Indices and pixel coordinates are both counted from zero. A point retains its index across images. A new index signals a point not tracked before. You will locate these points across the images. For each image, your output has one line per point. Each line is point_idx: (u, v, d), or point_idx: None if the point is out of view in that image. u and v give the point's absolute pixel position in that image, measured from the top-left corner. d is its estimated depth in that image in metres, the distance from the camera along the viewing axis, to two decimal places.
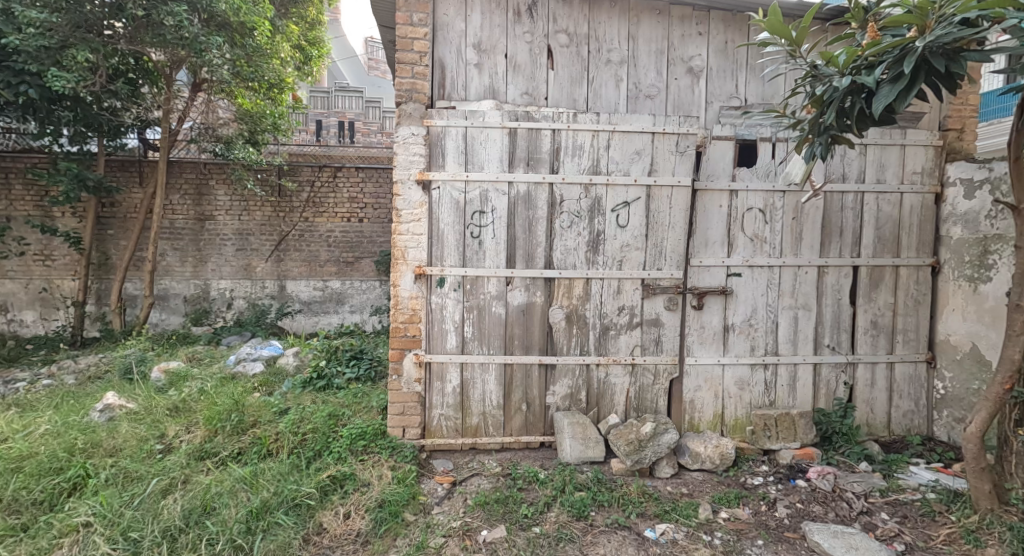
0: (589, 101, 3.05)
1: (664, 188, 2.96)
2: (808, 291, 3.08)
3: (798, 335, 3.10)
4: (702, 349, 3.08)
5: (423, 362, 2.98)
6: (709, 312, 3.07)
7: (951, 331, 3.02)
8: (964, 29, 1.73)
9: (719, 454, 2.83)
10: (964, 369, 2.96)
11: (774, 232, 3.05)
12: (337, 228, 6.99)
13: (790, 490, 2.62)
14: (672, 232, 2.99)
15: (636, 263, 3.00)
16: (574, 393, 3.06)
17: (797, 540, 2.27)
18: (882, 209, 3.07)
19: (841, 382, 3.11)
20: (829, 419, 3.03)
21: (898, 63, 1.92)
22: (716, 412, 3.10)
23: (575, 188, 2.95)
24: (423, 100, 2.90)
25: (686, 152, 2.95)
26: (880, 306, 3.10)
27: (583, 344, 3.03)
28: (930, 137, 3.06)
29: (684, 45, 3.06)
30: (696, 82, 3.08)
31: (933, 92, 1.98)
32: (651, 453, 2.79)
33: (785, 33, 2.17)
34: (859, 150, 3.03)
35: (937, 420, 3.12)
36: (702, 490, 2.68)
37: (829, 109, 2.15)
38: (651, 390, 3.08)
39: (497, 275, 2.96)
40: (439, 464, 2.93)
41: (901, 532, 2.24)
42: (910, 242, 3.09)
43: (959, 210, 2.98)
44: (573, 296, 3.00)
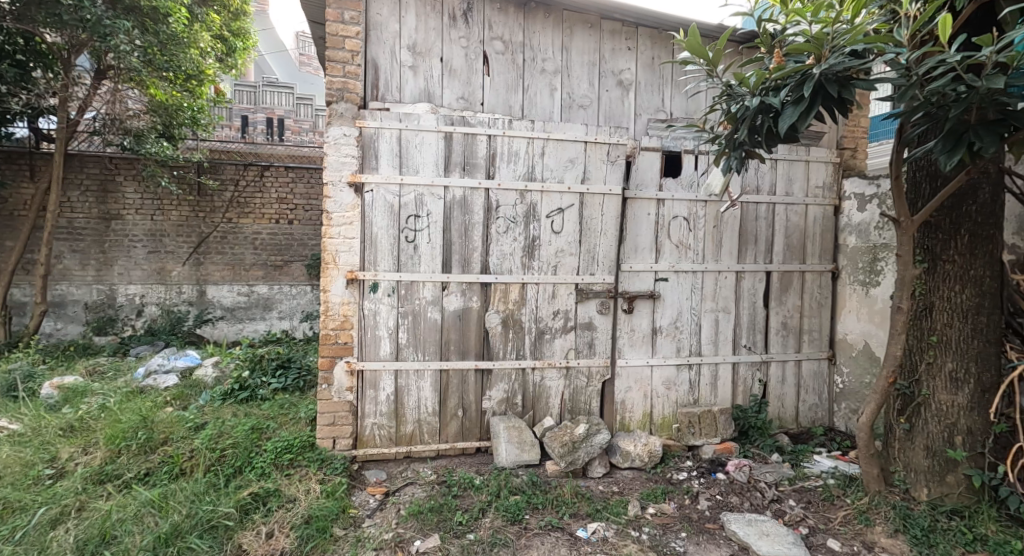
0: (524, 108, 3.10)
1: (597, 196, 3.06)
2: (728, 295, 3.29)
3: (718, 336, 3.30)
4: (632, 351, 3.20)
5: (355, 370, 2.88)
6: (639, 316, 3.20)
7: (848, 330, 3.34)
8: (853, 60, 1.92)
9: (647, 452, 2.97)
10: (859, 365, 3.27)
11: (697, 239, 3.24)
12: (264, 230, 6.62)
13: (711, 482, 2.78)
14: (604, 238, 3.09)
15: (570, 269, 3.08)
16: (509, 397, 3.08)
17: (716, 531, 2.40)
18: (791, 219, 3.34)
19: (756, 380, 3.35)
20: (746, 414, 3.26)
21: (800, 87, 2.09)
22: (645, 412, 3.23)
23: (510, 195, 2.98)
24: (356, 100, 2.82)
25: (617, 161, 3.07)
26: (790, 308, 3.37)
27: (519, 348, 3.06)
28: (830, 155, 3.37)
29: (614, 58, 3.18)
30: (625, 95, 3.22)
31: (828, 115, 2.17)
32: (585, 453, 2.87)
33: (703, 53, 2.26)
34: (770, 164, 3.29)
35: (837, 412, 3.43)
36: (632, 487, 2.79)
37: (742, 126, 2.30)
38: (584, 392, 3.16)
39: (433, 280, 2.93)
40: (372, 475, 2.84)
41: (806, 517, 2.42)
42: (814, 250, 3.40)
43: (854, 221, 3.30)
44: (509, 300, 3.03)
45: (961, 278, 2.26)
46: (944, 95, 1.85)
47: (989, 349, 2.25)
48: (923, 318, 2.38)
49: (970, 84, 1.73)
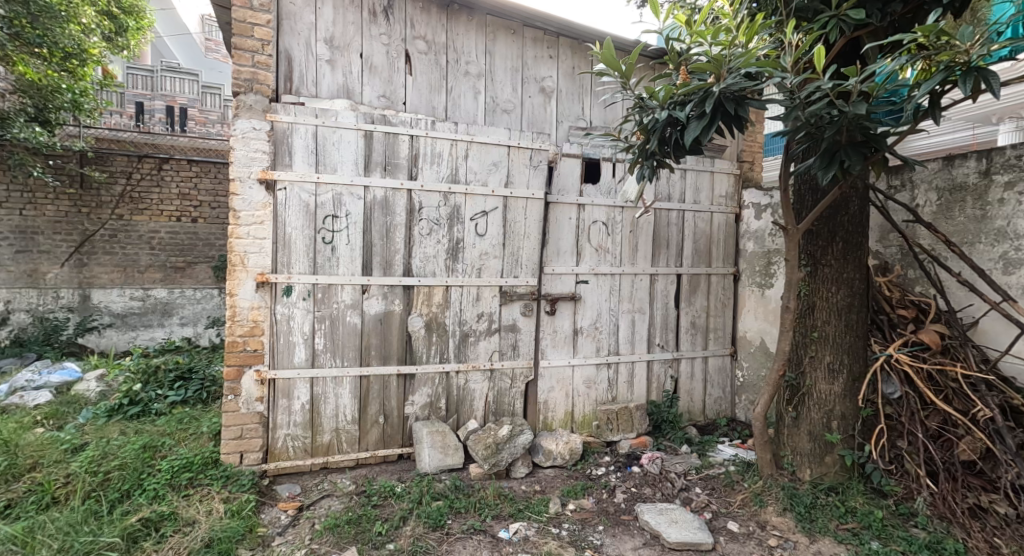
0: (447, 109, 3.08)
1: (520, 200, 3.11)
2: (643, 296, 3.47)
3: (634, 335, 3.47)
4: (555, 351, 3.28)
5: (266, 379, 2.70)
6: (561, 317, 3.29)
7: (748, 328, 3.64)
8: (746, 81, 2.10)
9: (568, 450, 3.06)
10: (756, 359, 3.58)
11: (615, 243, 3.39)
12: (162, 228, 6.04)
13: (627, 476, 2.92)
14: (527, 241, 3.14)
15: (494, 271, 3.09)
16: (433, 402, 3.03)
17: (631, 521, 2.51)
18: (698, 225, 3.59)
19: (668, 376, 3.56)
20: (660, 409, 3.45)
21: (702, 103, 2.26)
22: (566, 411, 3.32)
23: (434, 196, 2.95)
24: (267, 92, 2.66)
25: (539, 166, 3.14)
26: (698, 308, 3.63)
27: (442, 352, 3.03)
28: (731, 167, 3.67)
29: (537, 65, 3.26)
30: (547, 102, 3.30)
31: (728, 130, 2.35)
32: (508, 454, 2.90)
33: (617, 66, 2.36)
34: (680, 173, 3.51)
35: (739, 403, 3.72)
36: (553, 485, 2.85)
37: (652, 137, 2.45)
38: (508, 393, 3.19)
39: (352, 282, 2.82)
40: (284, 490, 2.67)
41: (710, 502, 2.61)
42: (719, 254, 3.67)
43: (752, 228, 3.61)
44: (432, 303, 2.98)
45: (837, 280, 2.54)
46: (820, 117, 2.07)
47: (859, 343, 2.55)
48: (808, 316, 2.65)
49: (842, 108, 1.96)
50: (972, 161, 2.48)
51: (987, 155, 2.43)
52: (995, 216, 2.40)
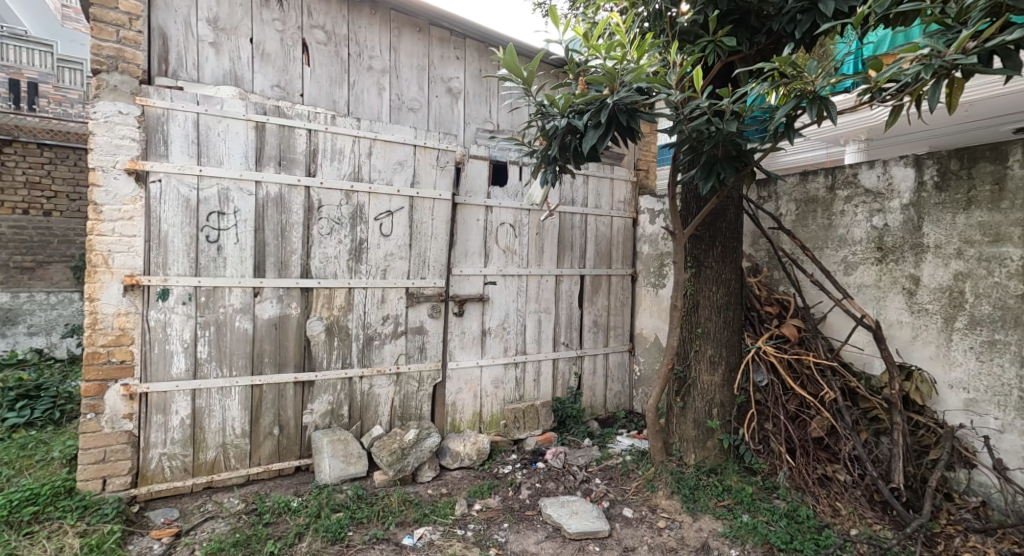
0: (350, 104, 2.96)
1: (427, 201, 3.07)
2: (549, 297, 3.59)
3: (540, 335, 3.57)
4: (463, 353, 3.28)
5: (136, 394, 2.41)
6: (469, 318, 3.29)
7: (644, 326, 3.90)
8: (637, 95, 2.25)
9: (475, 450, 3.08)
10: (651, 354, 3.84)
11: (522, 245, 3.46)
12: (3, 222, 5.21)
13: (531, 472, 3.00)
14: (434, 242, 3.11)
15: (400, 272, 3.02)
16: (334, 409, 2.89)
17: (534, 516, 2.58)
18: (600, 229, 3.79)
19: (572, 373, 3.71)
20: (564, 405, 3.59)
21: (599, 114, 2.38)
22: (474, 411, 3.33)
23: (335, 194, 2.81)
24: (136, 73, 2.38)
25: (446, 167, 3.12)
26: (599, 307, 3.82)
27: (344, 356, 2.90)
28: (628, 175, 3.91)
29: (443, 65, 3.24)
30: (454, 103, 3.29)
31: (622, 140, 2.50)
32: (414, 459, 2.85)
33: (518, 71, 2.39)
34: (583, 179, 3.68)
35: (636, 396, 3.97)
36: (460, 487, 2.85)
37: (553, 143, 2.54)
38: (415, 397, 3.12)
39: (242, 285, 2.61)
40: (158, 516, 2.40)
41: (608, 491, 2.76)
42: (618, 257, 3.90)
43: (647, 232, 3.88)
44: (334, 306, 2.85)
45: (716, 280, 2.81)
46: (700, 132, 2.27)
47: (735, 338, 2.84)
48: (693, 314, 2.89)
49: (717, 125, 2.18)
50: (821, 177, 2.87)
51: (832, 172, 2.82)
52: (838, 225, 2.79)
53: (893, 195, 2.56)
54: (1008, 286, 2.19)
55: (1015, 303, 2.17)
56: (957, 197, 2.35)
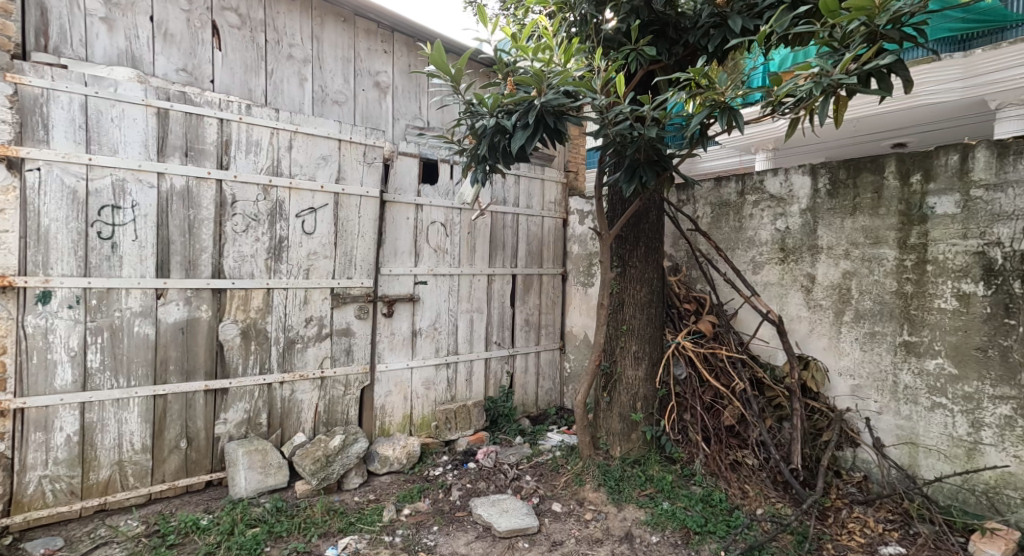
0: (267, 94, 2.79)
1: (353, 198, 2.96)
2: (481, 296, 3.58)
3: (472, 335, 3.55)
4: (392, 354, 3.19)
5: (9, 411, 2.13)
6: (398, 319, 3.21)
7: (574, 324, 4.00)
8: (563, 98, 2.30)
9: (405, 454, 3.01)
10: (580, 351, 3.95)
11: (453, 244, 3.43)
12: None
13: (462, 473, 2.98)
14: (361, 241, 3.01)
15: (324, 272, 2.89)
16: (251, 418, 2.71)
17: (465, 517, 2.57)
18: (531, 228, 3.84)
19: (504, 371, 3.73)
20: (496, 404, 3.61)
21: (526, 115, 2.41)
22: (404, 414, 3.25)
23: (250, 189, 2.64)
24: (7, 46, 2.10)
25: (373, 163, 3.03)
26: (531, 306, 3.87)
27: (262, 361, 2.72)
28: (558, 176, 3.99)
29: (370, 58, 3.13)
30: (383, 98, 3.20)
31: (550, 142, 2.54)
32: (339, 466, 2.74)
33: (445, 68, 2.35)
34: (514, 179, 3.71)
35: (566, 392, 4.06)
36: (389, 492, 2.78)
37: (482, 142, 2.53)
38: (341, 401, 3.00)
39: (142, 286, 2.39)
40: (38, 546, 2.13)
41: (537, 487, 2.79)
42: (549, 256, 3.97)
43: (576, 233, 3.98)
44: (250, 308, 2.67)
45: (640, 279, 2.94)
46: (624, 136, 2.35)
47: (657, 334, 2.98)
48: (618, 311, 3.01)
49: (639, 131, 2.27)
50: (733, 183, 3.08)
51: (742, 178, 3.04)
52: (748, 228, 3.01)
53: (793, 200, 2.80)
54: (886, 283, 2.47)
55: (891, 298, 2.45)
56: (845, 203, 2.61)
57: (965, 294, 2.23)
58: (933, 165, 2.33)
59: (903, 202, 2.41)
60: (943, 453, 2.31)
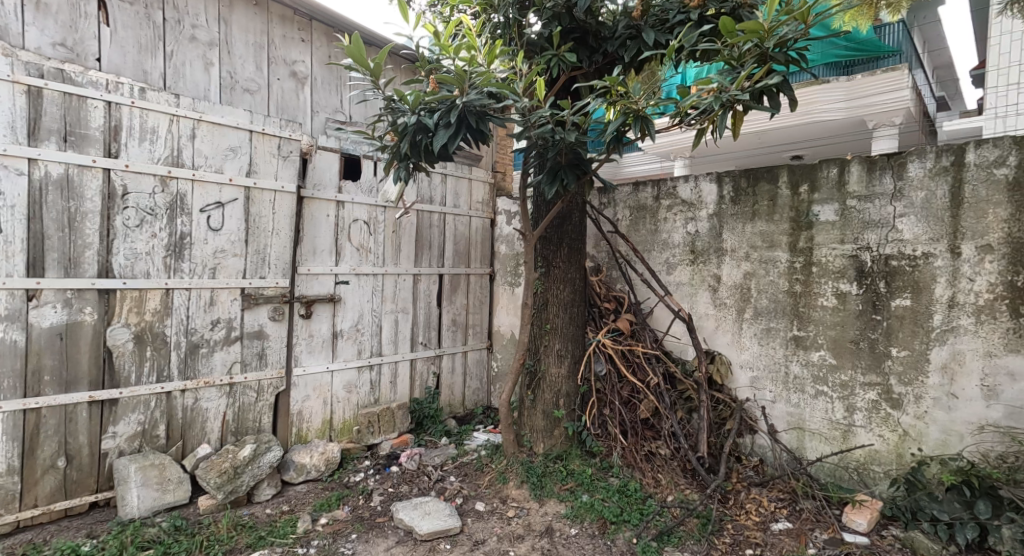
0: (167, 78, 2.57)
1: (266, 192, 2.79)
2: (406, 296, 3.51)
3: (397, 336, 3.47)
4: (311, 357, 3.04)
5: None
6: (317, 320, 3.07)
7: (501, 323, 4.03)
8: (486, 98, 2.30)
9: (324, 460, 2.89)
10: (507, 350, 3.99)
11: (377, 243, 3.33)
12: None
13: (385, 477, 2.91)
14: (276, 238, 2.85)
15: (233, 271, 2.71)
16: (146, 430, 2.48)
17: (385, 523, 2.50)
18: (458, 228, 3.82)
19: (430, 373, 3.68)
20: (422, 406, 3.55)
21: (449, 114, 2.39)
22: (324, 419, 3.11)
23: (145, 180, 2.41)
24: None
25: (290, 157, 2.88)
26: (458, 306, 3.85)
27: (160, 369, 2.50)
28: (486, 176, 4.00)
29: (286, 46, 2.97)
30: (300, 88, 3.05)
31: (473, 142, 2.54)
32: (249, 477, 2.58)
33: (364, 62, 2.27)
34: (441, 177, 3.68)
35: (493, 391, 4.08)
36: (304, 502, 2.65)
37: (404, 139, 2.49)
38: (253, 409, 2.82)
39: (8, 287, 2.11)
40: None
41: (461, 487, 2.79)
42: (476, 256, 3.97)
43: (503, 233, 4.01)
44: (145, 311, 2.44)
45: (563, 280, 3.01)
46: (546, 139, 2.40)
47: (579, 333, 3.07)
48: (542, 311, 3.08)
49: (559, 135, 2.32)
50: (649, 188, 3.24)
51: (657, 184, 3.21)
52: (662, 231, 3.18)
53: (702, 205, 3.00)
54: (780, 283, 2.71)
55: (784, 297, 2.69)
56: (746, 209, 2.83)
57: (842, 293, 2.50)
58: (818, 176, 2.59)
59: (793, 209, 2.66)
60: (824, 436, 2.58)
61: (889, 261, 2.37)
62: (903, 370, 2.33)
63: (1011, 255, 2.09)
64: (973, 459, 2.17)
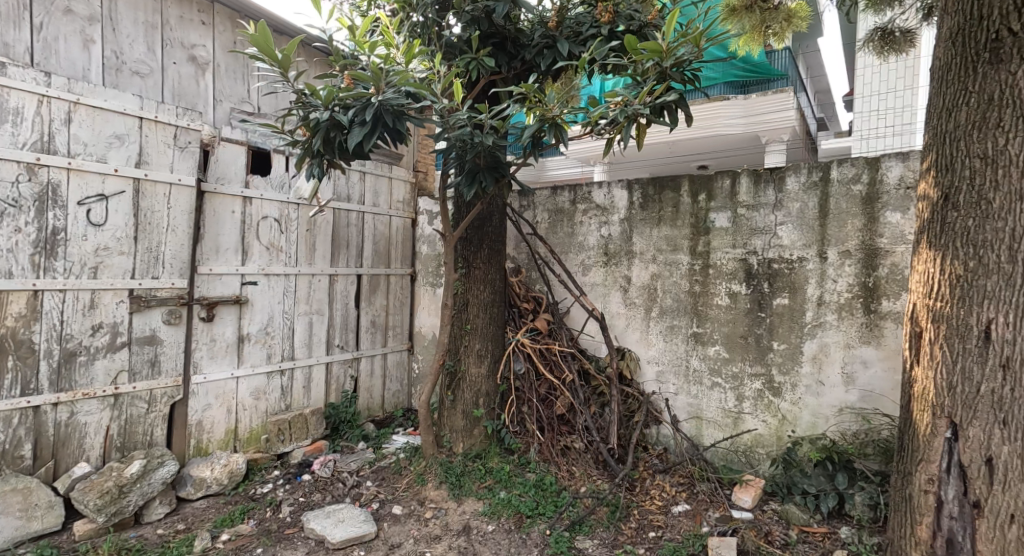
0: (34, 53, 2.28)
1: (159, 185, 2.56)
2: (321, 298, 3.37)
3: (311, 339, 3.33)
4: (212, 363, 2.83)
5: None
6: (221, 323, 2.87)
7: (423, 324, 3.99)
8: (402, 98, 2.27)
9: (227, 473, 2.71)
10: (429, 351, 3.95)
11: (289, 242, 3.17)
12: None
13: (295, 487, 2.79)
14: (172, 236, 2.63)
15: (119, 271, 2.46)
16: (9, 451, 2.18)
17: (295, 534, 2.40)
18: (378, 227, 3.74)
19: (348, 376, 3.56)
20: (337, 411, 3.42)
21: (364, 112, 2.34)
22: (228, 429, 2.92)
23: (7, 167, 2.13)
24: None
25: (188, 148, 2.67)
26: (377, 307, 3.76)
27: (27, 380, 2.22)
28: (407, 175, 3.95)
29: (183, 28, 2.75)
30: (200, 75, 2.83)
31: (390, 142, 2.50)
32: (138, 496, 2.36)
33: (272, 53, 2.16)
34: (359, 175, 3.58)
35: (414, 393, 4.03)
36: (203, 519, 2.47)
37: (316, 135, 2.39)
38: (143, 421, 2.57)
39: None
40: None
41: (378, 492, 2.74)
42: (396, 256, 3.90)
43: (425, 233, 3.97)
44: (6, 315, 2.15)
45: (483, 280, 3.04)
46: (465, 142, 2.41)
47: (499, 333, 3.13)
48: (462, 312, 3.09)
49: (479, 138, 2.34)
50: (566, 192, 3.36)
51: (574, 189, 3.34)
52: (579, 234, 3.32)
53: (614, 210, 3.17)
54: (682, 284, 2.93)
55: (685, 296, 2.91)
56: (653, 214, 3.03)
57: (734, 293, 2.75)
58: (714, 187, 2.83)
59: (693, 216, 2.89)
60: (718, 423, 2.83)
61: (771, 264, 2.65)
62: (782, 361, 2.62)
63: (866, 259, 2.42)
64: (834, 438, 2.49)
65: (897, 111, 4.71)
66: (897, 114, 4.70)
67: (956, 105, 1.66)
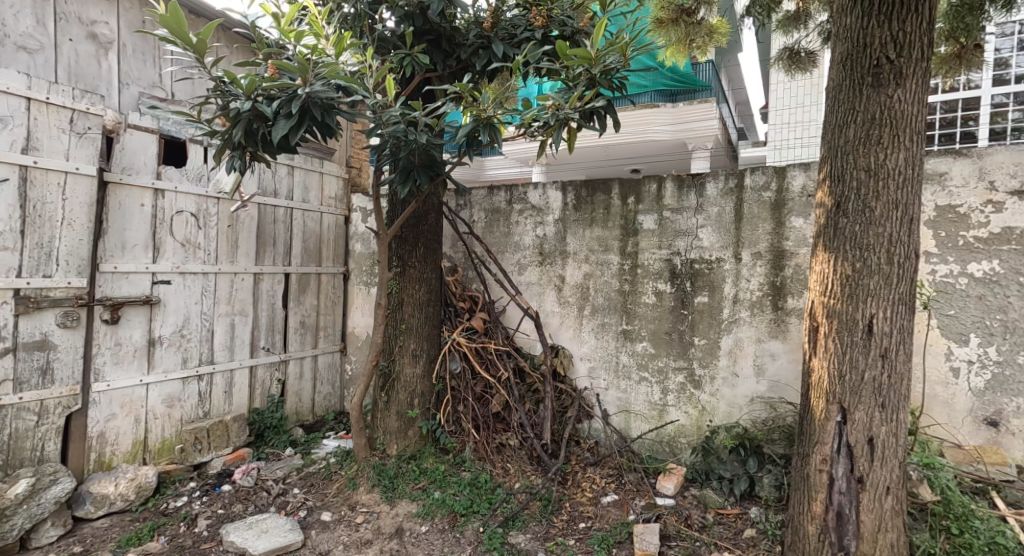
0: None
1: (51, 174, 2.32)
2: (244, 298, 3.19)
3: (233, 341, 3.14)
4: (117, 370, 2.60)
5: None
6: (127, 326, 2.64)
7: (356, 325, 3.88)
8: (331, 91, 2.19)
9: (134, 487, 2.51)
10: (362, 352, 3.85)
11: (208, 238, 2.97)
12: None
13: (213, 498, 2.62)
14: (68, 230, 2.38)
15: (2, 268, 2.20)
16: None
17: (212, 548, 2.25)
18: (308, 224, 3.58)
19: (274, 380, 3.39)
20: (262, 416, 3.25)
21: (290, 104, 2.24)
22: (136, 440, 2.69)
23: None
24: None
25: (87, 135, 2.44)
26: (307, 307, 3.61)
27: None
28: (339, 170, 3.82)
29: (81, 2, 2.51)
30: (102, 54, 2.59)
31: (318, 136, 2.41)
32: (25, 518, 2.12)
33: (186, 35, 2.01)
34: (287, 169, 3.42)
35: (347, 396, 3.91)
36: (105, 538, 2.27)
37: (237, 126, 2.26)
38: (32, 435, 2.31)
39: None
40: None
41: (305, 499, 2.64)
42: (328, 254, 3.76)
43: (358, 231, 3.85)
44: None
45: (418, 279, 3.01)
46: (398, 139, 2.36)
47: (434, 332, 3.10)
48: (397, 311, 3.03)
49: (412, 135, 2.30)
50: (502, 192, 3.39)
51: (510, 189, 3.37)
52: (515, 233, 3.36)
53: (548, 211, 3.24)
54: (613, 283, 3.04)
55: (616, 295, 3.03)
56: (585, 215, 3.13)
57: (660, 292, 2.90)
58: (641, 190, 2.96)
59: (623, 218, 3.01)
60: (644, 416, 2.97)
61: (693, 264, 2.82)
62: (702, 355, 2.79)
63: (774, 260, 2.63)
64: (747, 425, 2.69)
65: (804, 125, 5.15)
66: (804, 127, 5.14)
67: (845, 122, 1.85)
